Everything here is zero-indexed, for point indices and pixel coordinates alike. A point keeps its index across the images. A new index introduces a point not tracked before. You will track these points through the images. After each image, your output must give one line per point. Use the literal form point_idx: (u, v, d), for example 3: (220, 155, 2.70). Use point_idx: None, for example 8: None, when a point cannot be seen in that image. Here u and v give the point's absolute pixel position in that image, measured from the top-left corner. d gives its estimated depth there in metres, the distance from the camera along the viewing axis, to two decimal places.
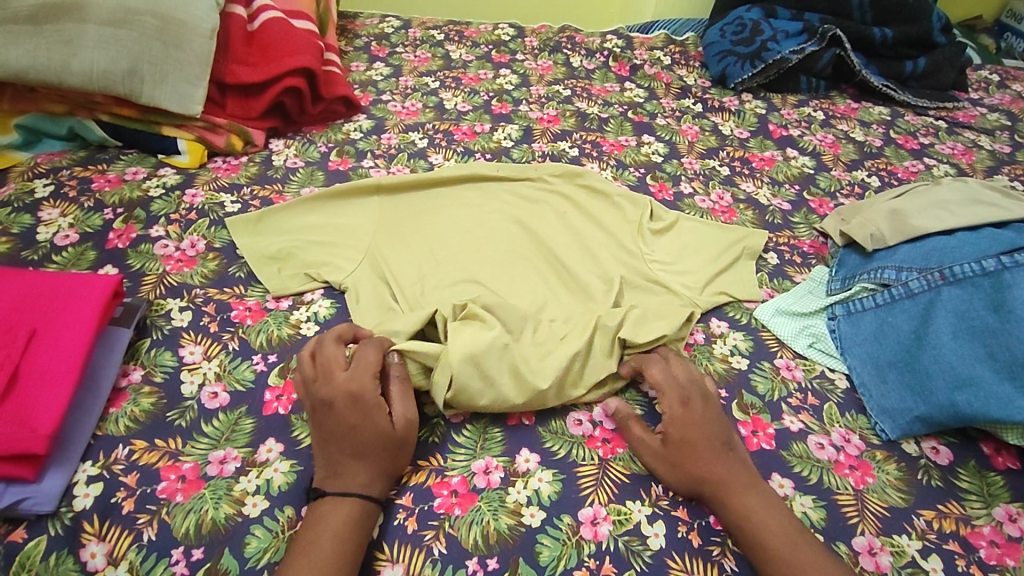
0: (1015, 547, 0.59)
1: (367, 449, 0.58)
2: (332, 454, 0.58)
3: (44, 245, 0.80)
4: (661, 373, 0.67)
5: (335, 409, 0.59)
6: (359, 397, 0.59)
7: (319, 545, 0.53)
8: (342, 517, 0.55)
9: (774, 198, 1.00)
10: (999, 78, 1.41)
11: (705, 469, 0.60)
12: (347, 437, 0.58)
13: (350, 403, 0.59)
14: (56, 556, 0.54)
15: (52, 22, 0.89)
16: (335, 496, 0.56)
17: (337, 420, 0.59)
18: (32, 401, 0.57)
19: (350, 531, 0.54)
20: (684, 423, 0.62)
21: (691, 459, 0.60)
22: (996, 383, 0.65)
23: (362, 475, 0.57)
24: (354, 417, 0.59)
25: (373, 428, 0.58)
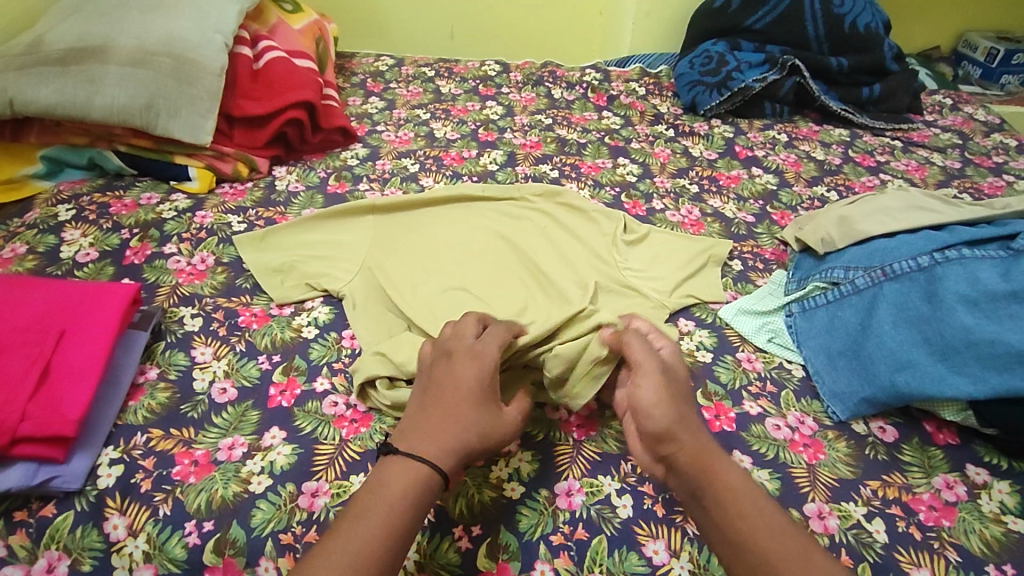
0: (951, 510, 0.66)
1: (459, 412, 0.60)
2: (427, 414, 0.61)
3: (67, 262, 0.88)
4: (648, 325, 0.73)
5: (456, 363, 0.64)
6: (480, 357, 0.64)
7: (367, 517, 0.53)
8: (398, 490, 0.55)
9: (739, 212, 1.08)
10: (952, 101, 1.51)
11: (692, 421, 0.62)
12: (448, 396, 0.61)
13: (471, 358, 0.64)
14: (82, 529, 0.60)
15: (79, 64, 0.99)
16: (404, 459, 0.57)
17: (454, 377, 0.62)
18: (63, 391, 0.63)
19: (404, 507, 0.54)
20: (681, 370, 0.67)
21: (683, 406, 0.62)
22: (930, 364, 0.71)
23: (447, 441, 0.59)
24: (465, 375, 0.62)
25: (479, 388, 0.62)
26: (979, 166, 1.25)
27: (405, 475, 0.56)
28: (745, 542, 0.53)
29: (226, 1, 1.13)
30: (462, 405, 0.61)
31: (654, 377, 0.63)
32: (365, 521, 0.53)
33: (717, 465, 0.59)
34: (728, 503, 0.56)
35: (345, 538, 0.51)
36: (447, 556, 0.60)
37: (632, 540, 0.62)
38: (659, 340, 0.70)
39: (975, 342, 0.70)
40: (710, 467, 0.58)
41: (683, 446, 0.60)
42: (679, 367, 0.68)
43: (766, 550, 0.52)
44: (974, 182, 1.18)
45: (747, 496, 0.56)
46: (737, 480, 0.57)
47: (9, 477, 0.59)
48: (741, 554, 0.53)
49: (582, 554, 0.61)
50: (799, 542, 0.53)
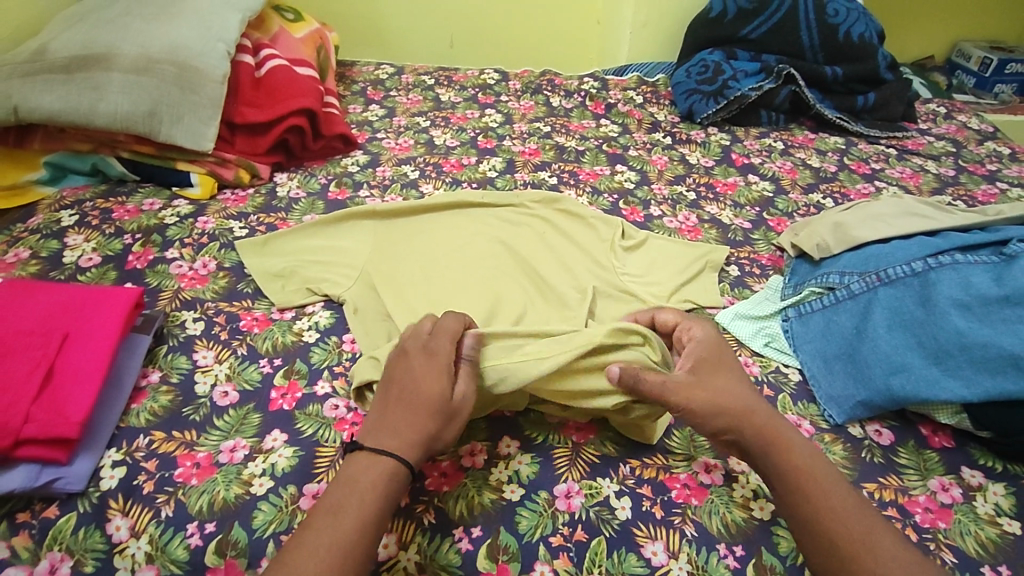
0: (947, 512, 0.66)
1: (418, 405, 0.60)
2: (388, 411, 0.61)
3: (69, 267, 0.88)
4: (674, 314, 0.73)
5: (414, 361, 0.63)
6: (434, 354, 0.63)
7: (340, 513, 0.54)
8: (368, 483, 0.56)
9: (736, 218, 1.09)
10: (946, 110, 1.53)
11: (753, 406, 0.64)
12: (407, 392, 0.61)
13: (426, 356, 0.63)
14: (84, 530, 0.61)
15: (83, 71, 1.00)
16: (369, 453, 0.58)
17: (410, 374, 0.62)
18: (66, 393, 0.63)
19: (376, 499, 0.55)
20: (718, 354, 0.68)
21: (740, 391, 0.64)
22: (924, 367, 0.72)
23: (409, 434, 0.59)
24: (420, 371, 0.62)
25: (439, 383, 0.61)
26: (972, 173, 1.26)
27: (372, 467, 0.57)
28: (819, 525, 0.56)
29: (229, 10, 1.14)
30: (422, 399, 0.60)
31: (687, 380, 0.64)
32: (337, 516, 0.53)
33: (784, 448, 0.61)
34: (801, 487, 0.59)
35: (319, 535, 0.52)
36: (447, 557, 0.60)
37: (631, 541, 0.62)
38: (686, 332, 0.70)
39: (968, 346, 0.71)
40: (778, 452, 0.61)
41: (746, 432, 0.62)
42: (715, 350, 0.68)
43: (838, 533, 0.55)
44: (968, 189, 1.20)
45: (816, 479, 0.59)
46: (805, 462, 0.60)
47: (12, 479, 0.60)
48: (816, 534, 0.56)
49: (582, 555, 0.61)
50: (867, 525, 0.56)
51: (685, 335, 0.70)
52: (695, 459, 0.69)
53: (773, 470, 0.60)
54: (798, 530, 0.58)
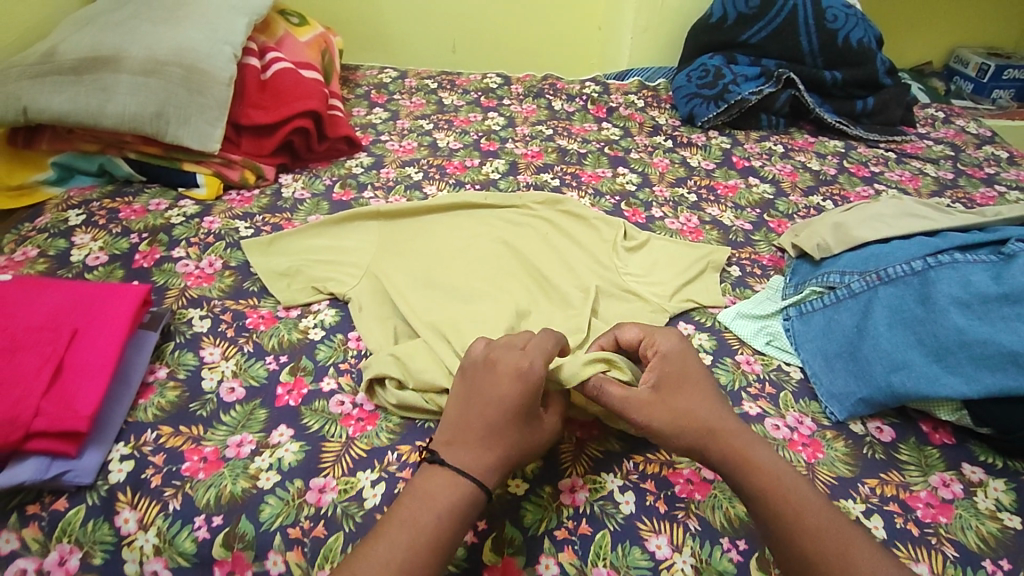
0: (948, 507, 0.67)
1: (502, 429, 0.60)
2: (470, 426, 0.60)
3: (77, 265, 0.89)
4: (637, 328, 0.71)
5: (500, 377, 0.61)
6: (524, 374, 0.61)
7: (415, 526, 0.54)
8: (446, 503, 0.56)
9: (737, 220, 1.10)
10: (944, 114, 1.54)
11: (718, 421, 0.63)
12: (491, 412, 0.60)
13: (514, 375, 0.61)
14: (93, 522, 0.61)
15: (92, 73, 1.01)
16: (452, 470, 0.58)
17: (498, 391, 0.60)
18: (76, 387, 0.64)
19: (451, 520, 0.55)
20: (678, 369, 0.66)
21: (702, 406, 0.63)
22: (925, 364, 0.73)
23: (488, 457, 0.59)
24: (509, 392, 0.60)
25: (521, 407, 0.60)
26: (971, 176, 1.27)
27: (452, 487, 0.57)
28: (790, 542, 0.56)
29: (235, 13, 1.15)
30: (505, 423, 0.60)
31: (646, 405, 0.63)
32: (412, 531, 0.54)
33: (750, 466, 0.60)
34: (770, 502, 0.58)
35: (390, 545, 0.53)
36: (453, 550, 0.61)
37: (635, 535, 0.63)
38: (650, 344, 0.68)
39: (968, 344, 0.71)
40: (745, 470, 0.60)
41: (712, 452, 0.61)
42: (678, 363, 0.67)
43: (808, 550, 0.55)
44: (966, 192, 1.21)
45: (787, 495, 0.58)
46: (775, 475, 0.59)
47: (23, 471, 0.60)
48: (788, 552, 0.56)
49: (586, 548, 0.62)
50: (838, 536, 0.55)
51: (649, 347, 0.68)
52: None
53: (742, 488, 0.60)
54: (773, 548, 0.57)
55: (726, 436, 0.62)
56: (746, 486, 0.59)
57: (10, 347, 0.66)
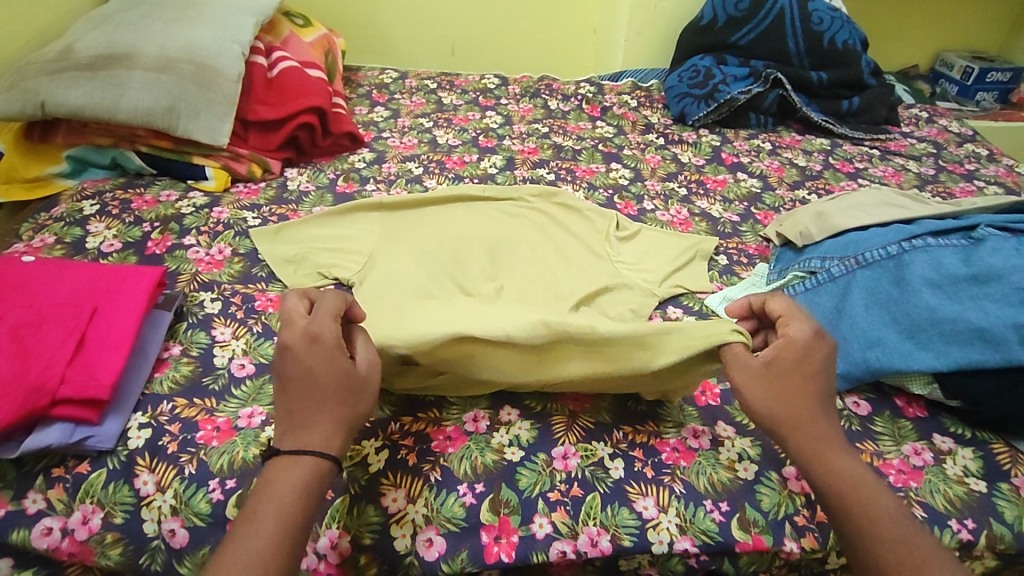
0: (918, 473, 0.71)
1: (327, 394, 0.58)
2: (296, 410, 0.57)
3: (92, 252, 0.93)
4: (786, 303, 0.67)
5: (309, 352, 0.58)
6: (317, 339, 0.59)
7: (257, 518, 0.52)
8: (288, 487, 0.54)
9: (725, 212, 1.15)
10: (928, 114, 1.59)
11: (809, 419, 0.61)
12: (307, 384, 0.58)
13: (309, 344, 0.59)
14: (114, 484, 0.65)
15: (107, 69, 1.06)
16: (289, 455, 0.56)
17: (308, 371, 0.58)
18: (97, 358, 0.68)
19: (294, 500, 0.54)
20: (795, 357, 0.62)
21: (801, 398, 0.61)
22: (898, 341, 0.77)
23: (326, 426, 0.57)
24: (314, 362, 0.58)
25: (332, 369, 0.58)
26: (951, 172, 1.32)
27: (291, 471, 0.55)
28: (856, 545, 0.56)
29: (243, 14, 1.20)
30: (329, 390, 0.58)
31: (748, 374, 0.63)
32: (257, 520, 0.52)
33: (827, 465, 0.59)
34: (848, 505, 0.57)
35: (240, 546, 0.50)
36: (453, 510, 0.65)
37: (623, 497, 0.67)
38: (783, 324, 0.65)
39: (938, 321, 0.76)
40: (827, 470, 0.59)
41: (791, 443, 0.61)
42: (801, 351, 0.63)
43: (880, 558, 0.54)
44: (946, 187, 1.25)
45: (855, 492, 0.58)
46: (858, 481, 0.58)
47: (49, 435, 0.64)
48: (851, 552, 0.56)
49: (577, 507, 0.66)
50: (913, 550, 0.54)
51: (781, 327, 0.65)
52: (684, 425, 0.74)
53: (818, 484, 0.59)
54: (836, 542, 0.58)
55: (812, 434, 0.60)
56: (823, 483, 0.59)
57: (36, 320, 0.70)
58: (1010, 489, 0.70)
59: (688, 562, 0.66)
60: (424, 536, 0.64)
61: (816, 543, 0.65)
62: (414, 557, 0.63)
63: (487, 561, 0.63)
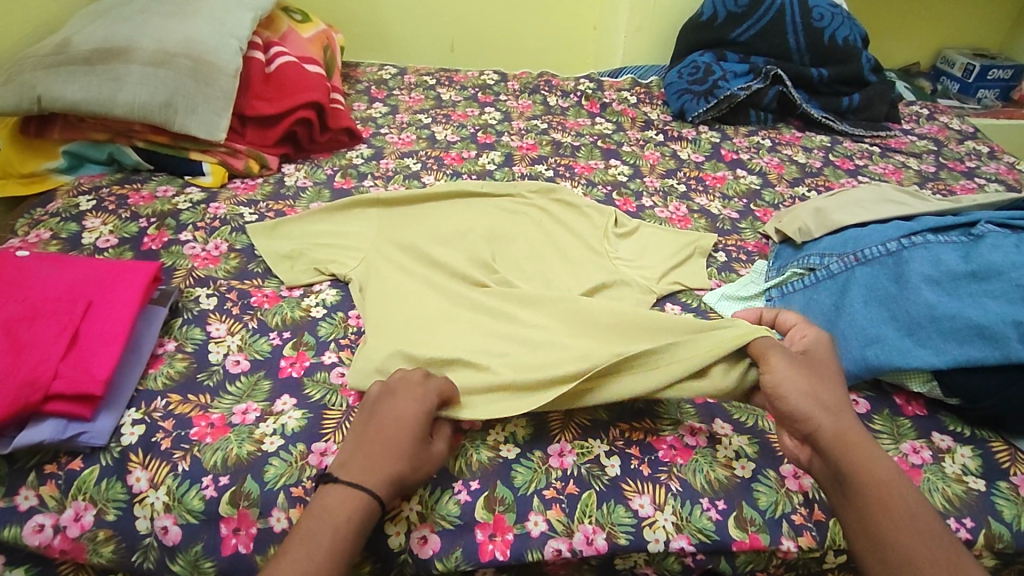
0: (916, 471, 0.70)
1: (402, 445, 0.60)
2: (367, 443, 0.60)
3: (88, 247, 0.93)
4: (795, 316, 0.74)
5: (406, 403, 0.63)
6: (420, 395, 0.64)
7: (313, 540, 0.53)
8: (343, 515, 0.55)
9: (724, 209, 1.14)
10: (929, 111, 1.58)
11: (838, 407, 0.62)
12: (389, 429, 0.61)
13: (411, 396, 0.63)
14: (107, 481, 0.65)
15: (104, 64, 1.05)
16: (349, 487, 0.57)
17: (397, 415, 0.61)
18: (92, 354, 0.68)
19: (347, 531, 0.55)
20: (824, 355, 0.67)
21: (832, 390, 0.63)
22: (897, 338, 0.77)
23: (387, 473, 0.58)
24: (406, 412, 0.62)
25: (418, 426, 0.62)
26: (952, 169, 1.31)
27: (347, 503, 0.56)
28: (886, 538, 0.54)
29: (241, 9, 1.20)
30: (405, 441, 0.60)
31: (787, 359, 0.65)
32: (312, 546, 0.53)
33: (860, 452, 0.58)
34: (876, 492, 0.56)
35: (292, 561, 0.52)
36: (447, 508, 0.65)
37: (619, 494, 0.66)
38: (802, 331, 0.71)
39: (937, 317, 0.75)
40: (854, 457, 0.58)
41: (821, 427, 0.60)
42: (826, 354, 0.68)
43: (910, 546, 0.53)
44: (947, 184, 1.25)
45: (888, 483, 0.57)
46: (886, 476, 0.57)
47: (42, 431, 0.64)
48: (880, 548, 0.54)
49: (573, 506, 0.65)
50: (947, 550, 0.53)
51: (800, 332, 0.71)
52: (681, 423, 0.73)
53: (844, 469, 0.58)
54: (857, 537, 0.56)
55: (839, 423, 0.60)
56: (851, 472, 0.58)
57: (30, 314, 0.69)
58: (1009, 488, 0.70)
59: (684, 561, 0.66)
60: (419, 533, 0.64)
61: (814, 542, 0.65)
62: (408, 555, 0.63)
63: (483, 559, 0.62)
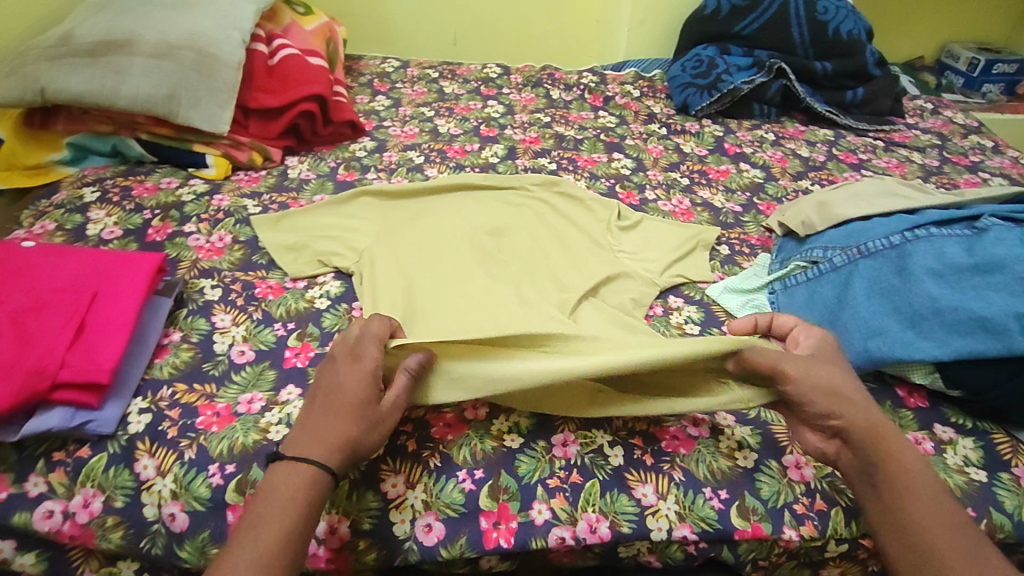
0: None
1: (342, 410, 0.59)
2: (311, 416, 0.59)
3: (93, 238, 0.93)
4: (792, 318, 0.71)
5: (347, 368, 0.62)
6: (358, 357, 0.63)
7: (260, 521, 0.53)
8: (290, 490, 0.54)
9: (727, 202, 1.14)
10: (933, 105, 1.58)
11: (867, 402, 0.62)
12: (332, 397, 0.60)
13: (350, 362, 0.63)
14: (115, 469, 0.66)
15: (108, 56, 1.05)
16: (291, 461, 0.56)
17: (337, 382, 0.61)
18: (97, 344, 0.68)
19: (296, 505, 0.54)
20: (835, 354, 0.66)
21: (858, 385, 0.63)
22: (900, 331, 0.77)
23: (331, 439, 0.57)
24: (347, 377, 0.61)
25: (360, 388, 0.61)
26: (956, 164, 1.31)
27: (293, 477, 0.55)
28: (919, 531, 0.55)
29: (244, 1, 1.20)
30: (344, 405, 0.60)
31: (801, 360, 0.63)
32: (259, 527, 0.52)
33: (890, 447, 0.60)
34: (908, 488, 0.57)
35: (243, 545, 0.51)
36: (452, 496, 0.65)
37: (622, 484, 0.67)
38: (801, 333, 0.69)
39: (940, 310, 0.75)
40: (885, 452, 0.59)
41: (854, 421, 0.60)
42: (836, 353, 0.67)
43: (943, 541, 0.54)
44: (950, 178, 1.25)
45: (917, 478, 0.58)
46: (914, 471, 0.58)
47: (50, 419, 0.64)
48: (904, 534, 0.56)
49: (576, 494, 0.66)
50: (974, 544, 0.55)
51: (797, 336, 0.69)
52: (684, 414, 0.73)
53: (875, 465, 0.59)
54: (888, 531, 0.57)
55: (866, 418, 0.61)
56: (883, 467, 0.59)
57: (36, 305, 0.70)
58: (1010, 479, 0.70)
59: (687, 549, 0.66)
60: (423, 521, 0.64)
61: (816, 531, 0.65)
62: (413, 543, 0.63)
63: (487, 546, 0.63)
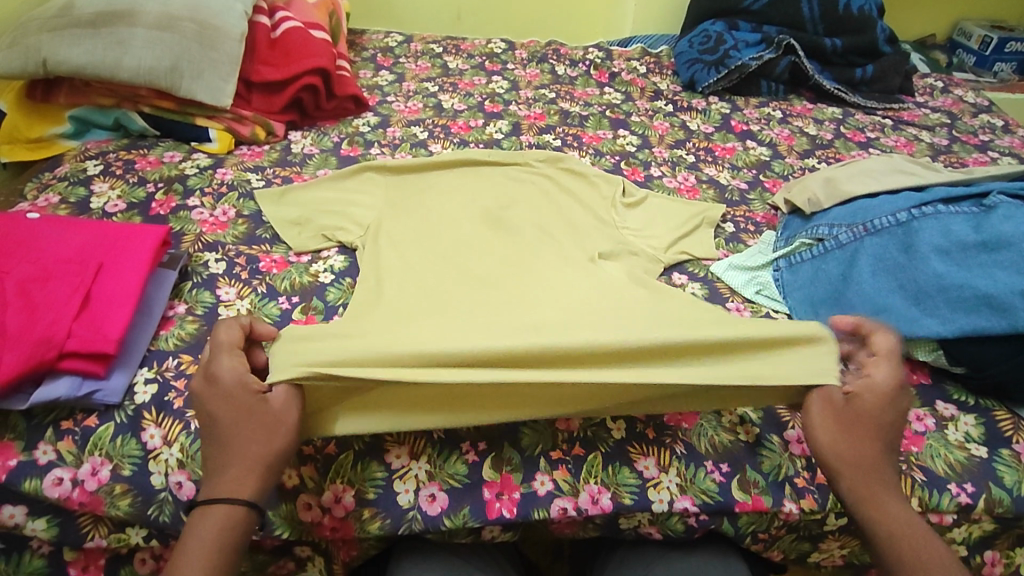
0: (919, 438, 0.71)
1: (230, 440, 0.57)
2: (207, 455, 0.57)
3: (97, 212, 0.93)
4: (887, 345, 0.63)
5: (212, 395, 0.58)
6: (214, 380, 0.59)
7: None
8: (203, 538, 0.53)
9: (733, 179, 1.14)
10: (943, 84, 1.56)
11: (867, 461, 0.59)
12: (215, 429, 0.57)
13: (211, 388, 0.59)
14: (122, 438, 0.66)
15: (109, 27, 1.04)
16: (202, 507, 0.55)
17: (211, 413, 0.58)
18: (103, 314, 0.69)
19: (213, 551, 0.53)
20: (876, 403, 0.60)
21: (865, 440, 0.59)
22: (905, 308, 0.77)
23: (238, 471, 0.56)
24: (216, 405, 0.58)
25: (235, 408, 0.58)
26: (965, 143, 1.30)
27: (205, 523, 0.54)
28: None
29: None
30: (227, 432, 0.57)
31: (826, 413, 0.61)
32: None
33: (879, 510, 0.57)
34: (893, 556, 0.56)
35: None
36: (455, 467, 0.66)
37: (624, 456, 0.67)
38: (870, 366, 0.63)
39: (945, 287, 0.75)
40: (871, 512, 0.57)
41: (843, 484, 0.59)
42: (882, 400, 0.60)
43: None
44: (959, 157, 1.23)
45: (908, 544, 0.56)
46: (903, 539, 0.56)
47: (57, 388, 0.65)
48: None
49: (579, 467, 0.66)
50: None
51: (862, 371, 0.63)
52: None
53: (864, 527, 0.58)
54: None
55: (867, 477, 0.58)
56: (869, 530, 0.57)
57: (43, 275, 0.70)
58: (1011, 455, 0.70)
59: (688, 521, 0.66)
60: (426, 491, 0.65)
61: (816, 504, 0.66)
62: (417, 512, 0.64)
63: (489, 516, 0.64)
